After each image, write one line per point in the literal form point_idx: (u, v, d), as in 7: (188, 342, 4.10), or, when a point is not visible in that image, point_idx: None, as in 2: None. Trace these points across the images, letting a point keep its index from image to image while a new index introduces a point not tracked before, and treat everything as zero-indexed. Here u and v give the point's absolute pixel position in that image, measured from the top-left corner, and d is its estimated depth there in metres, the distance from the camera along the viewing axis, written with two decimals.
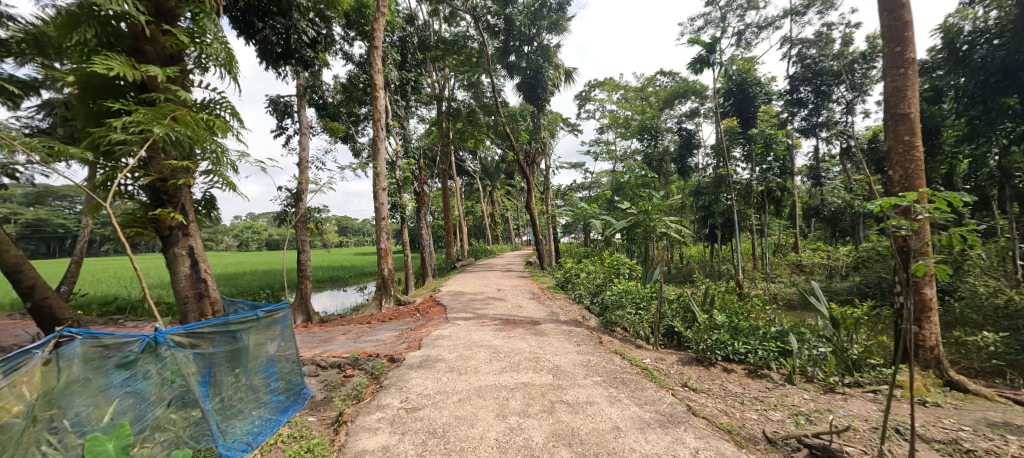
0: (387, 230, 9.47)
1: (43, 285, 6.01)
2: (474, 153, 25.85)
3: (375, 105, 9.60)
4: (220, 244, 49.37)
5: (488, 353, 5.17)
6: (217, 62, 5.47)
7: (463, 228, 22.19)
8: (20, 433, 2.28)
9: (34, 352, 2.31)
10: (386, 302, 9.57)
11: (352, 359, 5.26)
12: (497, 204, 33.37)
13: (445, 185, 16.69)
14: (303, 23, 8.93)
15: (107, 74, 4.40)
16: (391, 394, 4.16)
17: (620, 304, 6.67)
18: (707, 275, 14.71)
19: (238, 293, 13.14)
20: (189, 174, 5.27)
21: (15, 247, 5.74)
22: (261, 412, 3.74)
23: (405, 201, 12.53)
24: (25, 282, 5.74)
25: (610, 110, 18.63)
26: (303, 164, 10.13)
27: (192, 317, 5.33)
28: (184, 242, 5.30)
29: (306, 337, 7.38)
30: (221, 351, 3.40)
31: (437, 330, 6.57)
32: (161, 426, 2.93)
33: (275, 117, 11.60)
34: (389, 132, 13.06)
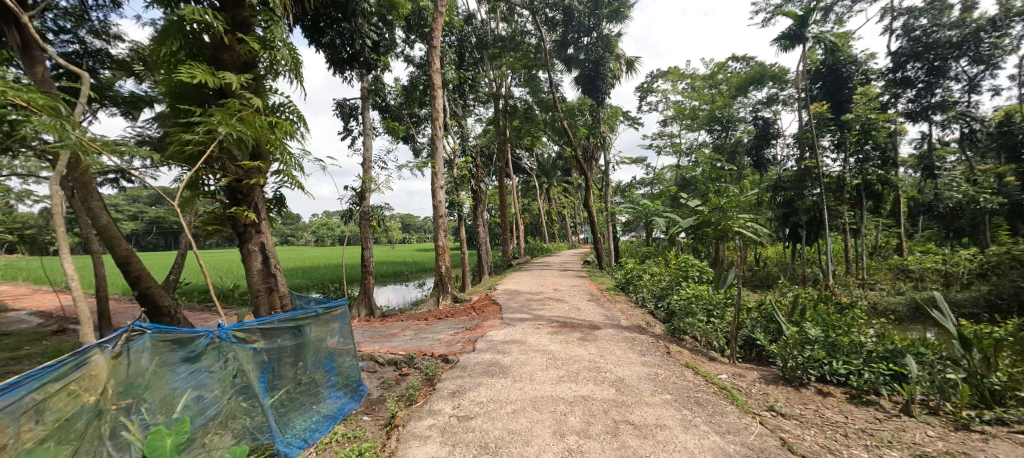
0: (445, 228, 9.50)
1: (147, 276, 6.64)
2: (531, 151, 25.61)
3: (434, 104, 9.66)
4: (300, 239, 53.93)
5: (545, 359, 4.88)
6: (286, 67, 5.66)
7: (520, 226, 22.06)
8: (90, 425, 2.31)
9: (104, 346, 2.33)
10: (444, 299, 9.59)
11: (407, 357, 5.21)
12: (553, 202, 32.84)
13: (501, 184, 16.56)
14: (366, 27, 9.16)
15: (190, 81, 4.67)
16: (444, 400, 4.01)
17: (688, 310, 6.04)
18: (788, 279, 13.23)
19: (309, 286, 13.96)
20: (261, 174, 5.53)
21: (127, 242, 6.33)
22: (319, 408, 3.73)
23: (462, 199, 12.58)
24: (133, 273, 6.34)
25: (675, 101, 17.45)
26: (367, 164, 10.47)
27: (264, 309, 5.61)
28: (257, 238, 5.58)
29: (367, 331, 7.55)
30: (282, 346, 3.40)
31: (491, 331, 6.37)
32: (221, 422, 2.92)
33: (342, 120, 12.13)
34: (448, 132, 13.17)
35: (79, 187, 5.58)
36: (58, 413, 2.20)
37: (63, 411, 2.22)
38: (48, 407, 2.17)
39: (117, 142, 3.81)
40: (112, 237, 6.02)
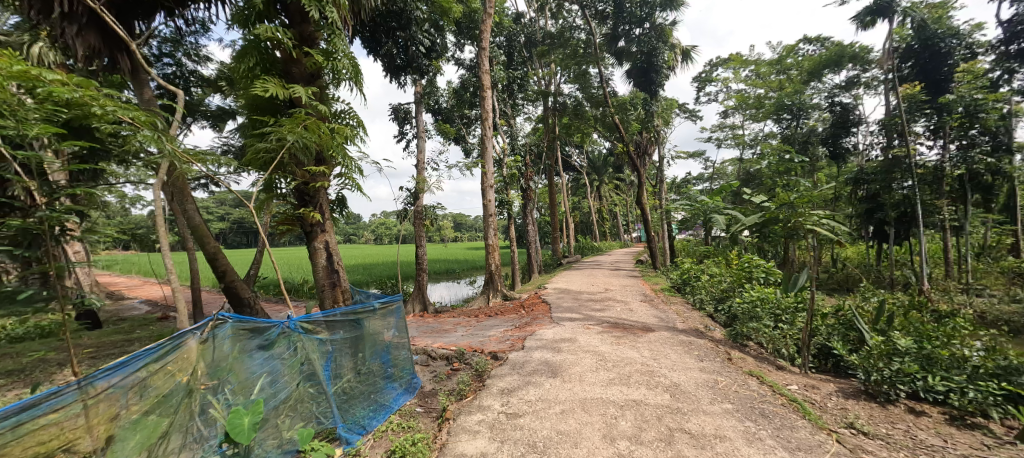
0: (495, 226, 9.59)
1: (231, 271, 7.29)
2: (581, 148, 25.21)
3: (484, 104, 9.75)
4: (362, 238, 57.25)
5: (594, 360, 4.75)
6: (347, 77, 5.97)
7: (570, 225, 21.79)
8: (183, 402, 2.35)
9: (196, 330, 2.39)
10: (494, 297, 9.68)
11: (458, 353, 5.30)
12: (604, 200, 32.11)
13: (551, 182, 16.43)
14: (420, 34, 9.43)
15: (264, 94, 5.07)
16: (493, 396, 4.03)
17: (752, 314, 5.60)
18: (871, 282, 11.91)
19: (368, 282, 14.68)
20: (326, 177, 5.89)
21: (215, 239, 6.98)
22: (376, 397, 3.87)
23: (511, 198, 12.61)
24: (220, 267, 6.98)
25: (737, 90, 16.37)
26: (421, 165, 10.81)
27: (328, 303, 5.97)
28: (322, 237, 5.94)
29: (421, 326, 7.78)
30: (341, 338, 3.56)
31: (541, 330, 6.31)
32: (289, 406, 3.06)
33: (397, 124, 12.64)
34: (498, 131, 13.26)
35: (178, 193, 6.24)
36: (156, 390, 2.24)
37: (160, 388, 2.25)
38: (149, 384, 2.20)
39: (204, 151, 4.19)
40: (203, 235, 6.67)
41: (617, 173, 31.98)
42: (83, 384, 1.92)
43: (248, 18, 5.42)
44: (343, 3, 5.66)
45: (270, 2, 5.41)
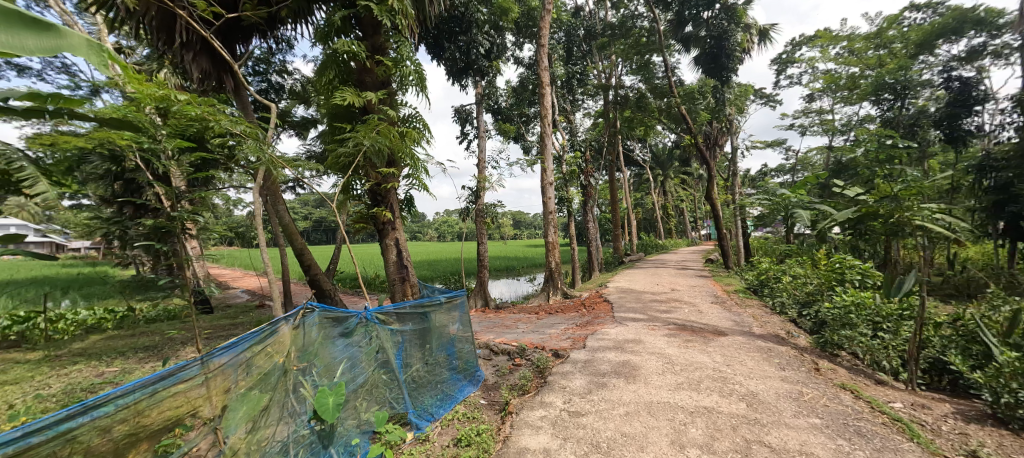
0: (555, 224, 9.55)
1: (315, 265, 7.98)
2: (644, 141, 24.24)
3: (543, 101, 9.70)
4: (427, 235, 59.99)
5: (661, 362, 4.57)
6: (414, 83, 6.25)
7: (633, 222, 21.09)
8: (280, 380, 2.58)
9: (289, 317, 2.64)
10: (554, 295, 9.64)
11: (520, 348, 5.36)
12: (670, 195, 30.61)
13: (612, 178, 15.98)
14: (481, 36, 9.61)
15: (341, 103, 5.48)
16: (555, 393, 4.03)
17: (845, 321, 5.00)
18: (998, 287, 10.17)
19: (433, 277, 15.30)
20: (396, 178, 6.24)
21: (301, 237, 7.69)
22: (442, 387, 4.04)
23: (571, 195, 12.44)
24: (305, 262, 7.68)
25: (824, 71, 14.76)
26: (482, 164, 11.04)
27: (398, 296, 6.32)
28: (392, 234, 6.30)
29: (483, 321, 7.96)
30: (411, 329, 3.76)
31: (603, 330, 6.20)
32: (365, 390, 3.27)
33: (459, 125, 13.02)
34: (557, 128, 13.14)
35: (271, 195, 6.94)
36: (259, 368, 2.45)
37: (262, 367, 2.47)
38: (254, 363, 2.42)
39: (294, 157, 4.64)
40: (291, 232, 7.37)
41: (684, 167, 30.31)
42: (206, 358, 2.12)
43: (327, 34, 5.87)
44: (410, 12, 5.92)
45: (347, 18, 5.83)
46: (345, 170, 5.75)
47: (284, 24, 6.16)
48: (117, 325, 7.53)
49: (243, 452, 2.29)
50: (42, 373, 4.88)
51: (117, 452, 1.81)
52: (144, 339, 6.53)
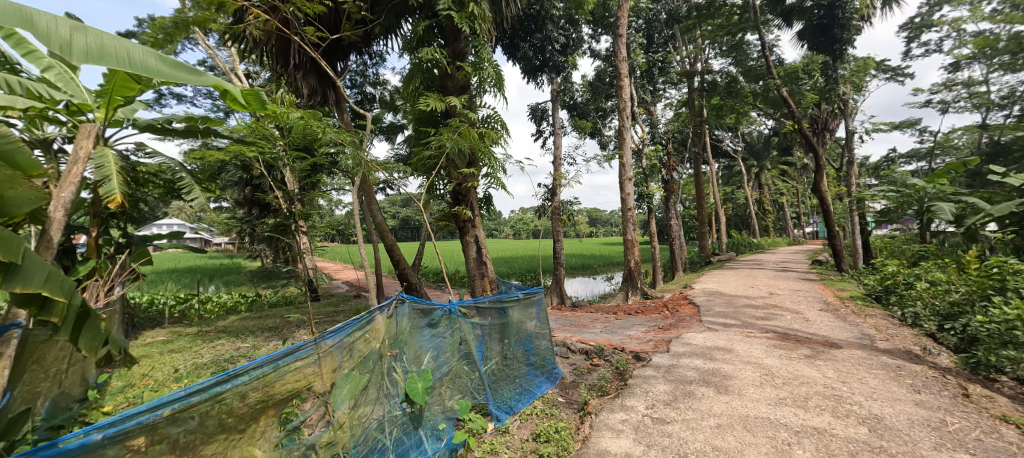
0: (634, 221, 9.18)
1: (402, 260, 8.57)
2: (735, 130, 22.15)
3: (621, 93, 9.32)
4: (503, 232, 61.44)
5: (758, 373, 4.17)
6: (492, 84, 6.37)
7: (722, 219, 19.46)
8: (377, 363, 2.81)
9: (384, 307, 2.87)
10: (633, 295, 9.26)
11: (598, 348, 5.23)
12: (766, 188, 27.66)
13: (698, 171, 14.89)
14: (556, 31, 9.53)
15: (426, 108, 5.80)
16: (637, 397, 3.88)
17: (1007, 339, 4.11)
18: None
19: (509, 274, 15.57)
20: (475, 178, 6.47)
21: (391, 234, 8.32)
22: (521, 382, 4.10)
23: (652, 190, 11.71)
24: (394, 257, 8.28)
25: (975, 33, 12.18)
26: (558, 161, 10.94)
27: (478, 291, 6.55)
28: (472, 232, 6.54)
29: (560, 319, 7.93)
30: (491, 323, 3.87)
31: (689, 334, 5.82)
32: (450, 378, 3.43)
33: (535, 123, 13.06)
34: (636, 121, 12.56)
35: (366, 197, 7.61)
36: (360, 351, 2.68)
37: (362, 351, 2.70)
38: (355, 347, 2.65)
39: (386, 160, 5.01)
40: (382, 230, 8.00)
41: (783, 157, 27.18)
42: (319, 339, 2.34)
43: (413, 45, 6.23)
44: (487, 16, 6.06)
45: (430, 27, 6.13)
46: (429, 171, 6.11)
47: (377, 39, 6.69)
48: (249, 307, 8.77)
49: (348, 426, 2.51)
50: (195, 345, 5.86)
51: (253, 415, 2.04)
52: (268, 321, 7.55)
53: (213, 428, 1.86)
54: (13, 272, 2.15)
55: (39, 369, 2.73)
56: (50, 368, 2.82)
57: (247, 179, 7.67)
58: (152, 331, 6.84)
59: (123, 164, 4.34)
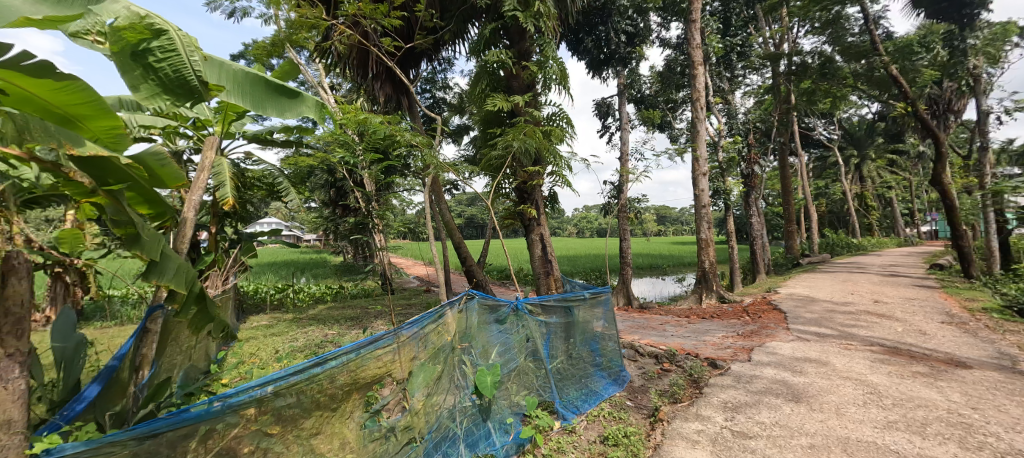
0: (709, 219, 8.61)
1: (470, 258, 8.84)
2: (830, 116, 19.80)
3: (695, 83, 8.74)
4: (565, 231, 61.00)
5: (860, 391, 3.71)
6: (558, 81, 6.30)
7: (813, 216, 17.53)
8: (449, 355, 2.93)
9: (455, 302, 2.98)
10: (708, 297, 8.69)
11: (670, 353, 4.98)
12: (869, 181, 24.43)
13: (784, 163, 13.56)
14: (623, 22, 9.18)
15: (493, 109, 5.91)
16: (714, 407, 3.64)
17: None
18: None
19: (574, 272, 15.37)
20: (540, 176, 6.49)
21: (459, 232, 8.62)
22: (587, 382, 4.05)
23: (729, 185, 10.87)
24: (461, 254, 8.57)
25: None
26: (625, 156, 10.57)
27: (543, 289, 6.55)
28: (537, 230, 6.56)
29: (627, 321, 7.68)
30: (557, 321, 3.86)
31: (774, 343, 5.33)
32: (517, 373, 3.48)
33: (601, 118, 12.75)
34: (711, 111, 11.75)
35: (435, 196, 7.95)
36: (433, 343, 2.80)
37: (436, 342, 2.83)
38: (430, 338, 2.77)
39: (455, 161, 5.18)
40: (451, 228, 8.30)
41: (891, 144, 23.81)
42: (398, 330, 2.49)
43: (480, 48, 6.38)
44: (552, 13, 6.01)
45: (496, 29, 6.23)
46: (496, 171, 6.24)
47: (446, 45, 6.95)
48: (333, 298, 9.59)
49: (424, 412, 2.66)
50: (291, 330, 6.56)
51: (343, 395, 2.22)
52: (349, 311, 8.21)
53: (309, 405, 2.04)
54: (156, 262, 2.43)
55: (177, 344, 3.15)
56: (184, 344, 3.27)
57: (331, 181, 8.39)
58: (256, 317, 7.76)
59: (233, 170, 4.94)
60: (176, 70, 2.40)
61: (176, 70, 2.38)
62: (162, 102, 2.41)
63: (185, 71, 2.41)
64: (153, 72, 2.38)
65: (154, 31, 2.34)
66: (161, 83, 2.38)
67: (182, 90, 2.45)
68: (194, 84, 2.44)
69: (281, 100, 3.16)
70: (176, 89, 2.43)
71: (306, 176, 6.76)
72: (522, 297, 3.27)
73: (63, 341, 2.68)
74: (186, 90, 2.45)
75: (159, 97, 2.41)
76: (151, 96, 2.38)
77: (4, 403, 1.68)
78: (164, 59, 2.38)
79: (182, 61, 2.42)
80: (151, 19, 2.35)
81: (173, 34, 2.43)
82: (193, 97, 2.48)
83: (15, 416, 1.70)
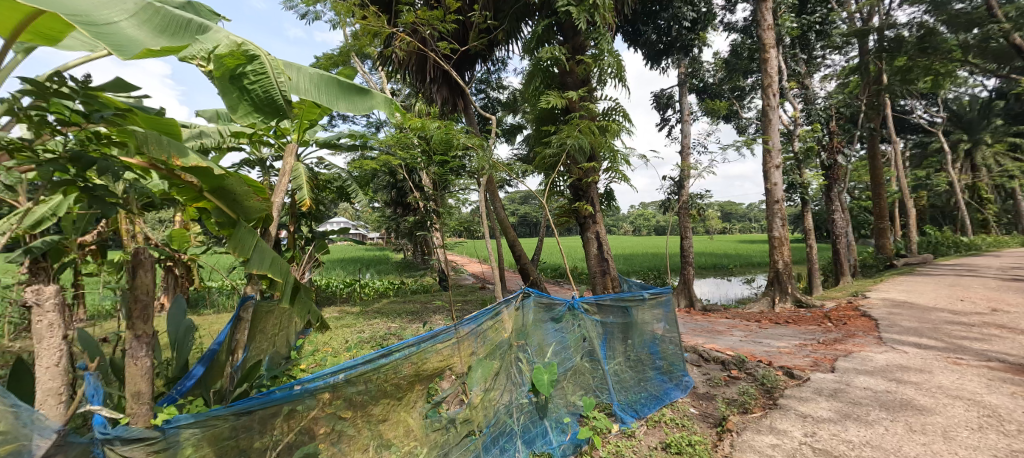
0: (783, 215, 7.93)
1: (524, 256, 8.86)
2: (932, 97, 17.39)
3: (767, 68, 8.06)
4: (621, 228, 59.43)
5: (973, 413, 3.23)
6: (614, 75, 6.10)
7: (910, 212, 15.53)
8: (506, 352, 2.95)
9: (511, 300, 3.01)
10: (782, 301, 8.02)
11: (739, 359, 4.66)
12: (983, 171, 21.17)
13: (874, 152, 12.13)
14: (684, 8, 8.65)
15: (547, 107, 5.86)
16: (791, 420, 3.35)
17: None
18: None
19: (631, 272, 14.89)
20: (596, 173, 6.35)
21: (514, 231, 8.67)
22: (648, 386, 3.90)
23: (807, 178, 9.93)
24: (516, 253, 8.62)
25: None
26: (686, 150, 10.04)
27: (599, 289, 6.40)
28: (593, 228, 6.43)
29: (690, 323, 7.29)
30: (615, 322, 3.75)
31: (862, 353, 4.80)
32: (574, 373, 3.43)
33: (659, 111, 12.22)
34: (785, 98, 10.80)
35: (490, 195, 8.07)
36: (491, 339, 2.84)
37: (494, 339, 2.86)
38: (488, 334, 2.81)
39: (510, 160, 5.21)
40: (506, 226, 8.37)
41: (1013, 126, 20.42)
42: (458, 325, 2.55)
43: (533, 46, 6.35)
44: (608, 3, 5.82)
45: (549, 26, 6.17)
46: (550, 168, 6.21)
47: (500, 45, 7.01)
48: (395, 293, 10.08)
49: (482, 406, 2.70)
50: (358, 322, 6.98)
51: (408, 386, 2.31)
52: (410, 306, 8.57)
53: (377, 393, 2.15)
54: (252, 256, 2.67)
55: (265, 332, 3.46)
56: (271, 331, 3.57)
57: (393, 182, 8.80)
58: (327, 309, 8.36)
59: (308, 173, 5.33)
60: (265, 92, 2.43)
61: (265, 91, 2.42)
62: (255, 120, 2.50)
63: (273, 90, 2.44)
64: (247, 94, 2.46)
65: (249, 56, 2.43)
66: (252, 102, 2.44)
67: (271, 108, 2.49)
68: (280, 102, 2.45)
69: (355, 100, 3.29)
70: (266, 108, 2.49)
71: (370, 178, 7.15)
72: (579, 296, 3.22)
73: (176, 326, 3.06)
74: (274, 109, 2.48)
75: (254, 114, 2.50)
76: (247, 114, 2.48)
77: (134, 377, 1.88)
78: (256, 82, 2.44)
79: (271, 83, 2.44)
80: (247, 47, 2.45)
81: (266, 58, 2.49)
82: (280, 115, 2.50)
83: (143, 388, 1.90)
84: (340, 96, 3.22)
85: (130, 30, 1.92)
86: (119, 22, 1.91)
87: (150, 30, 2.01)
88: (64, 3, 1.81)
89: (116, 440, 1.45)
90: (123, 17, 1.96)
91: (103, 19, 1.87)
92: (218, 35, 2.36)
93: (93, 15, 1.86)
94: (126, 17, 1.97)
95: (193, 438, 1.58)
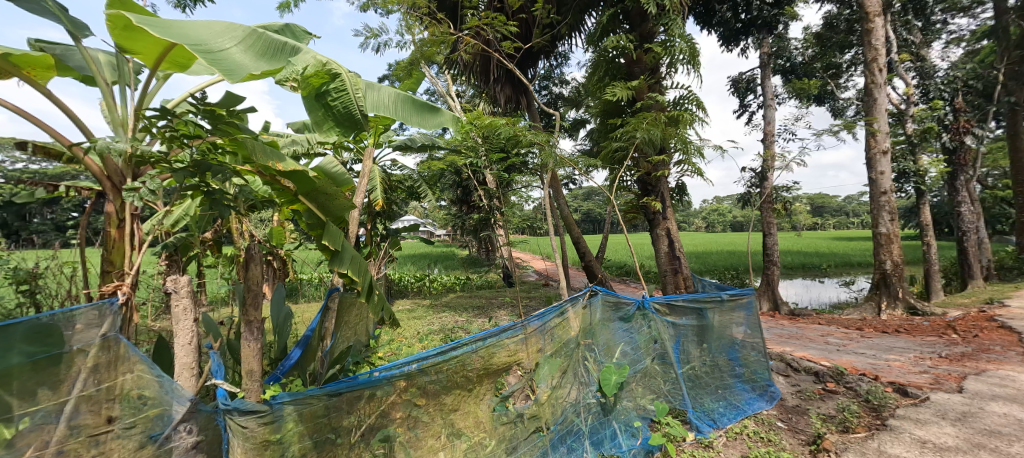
0: (891, 209, 6.94)
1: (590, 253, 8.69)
2: None
3: (870, 40, 7.07)
4: (693, 224, 56.05)
5: None
6: (686, 61, 5.73)
7: None
8: (574, 350, 2.91)
9: (578, 298, 2.96)
10: (889, 307, 7.04)
11: (837, 371, 4.16)
12: None
13: (1015, 131, 10.16)
14: None
15: (612, 100, 5.67)
16: (905, 445, 2.92)
17: None
18: None
19: (705, 271, 13.98)
20: (666, 166, 6.03)
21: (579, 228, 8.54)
22: (726, 394, 3.64)
23: (923, 165, 8.59)
24: (581, 250, 8.48)
25: None
26: (769, 138, 9.19)
27: (670, 288, 6.08)
28: (664, 224, 6.13)
29: (775, 328, 6.67)
30: (689, 323, 3.53)
31: (1000, 372, 4.05)
32: (645, 376, 3.30)
33: (737, 97, 11.31)
34: (894, 73, 9.41)
35: (555, 191, 8.02)
36: (558, 336, 2.82)
37: (561, 336, 2.84)
38: (556, 330, 2.80)
39: (575, 155, 5.12)
40: (570, 223, 8.27)
41: None
42: (526, 322, 2.56)
43: (598, 37, 6.18)
44: None
45: (615, 16, 5.96)
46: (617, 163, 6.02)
47: (563, 39, 6.92)
48: (462, 287, 10.43)
49: (550, 403, 2.70)
50: (429, 315, 7.32)
51: (477, 379, 2.37)
52: (477, 301, 8.81)
53: (448, 383, 2.23)
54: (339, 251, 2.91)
55: (349, 322, 3.75)
56: (353, 321, 3.86)
57: (459, 181, 9.10)
58: (401, 301, 8.87)
59: (382, 174, 5.67)
60: (346, 108, 2.61)
61: (345, 107, 2.59)
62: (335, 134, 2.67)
63: (352, 106, 2.61)
64: (330, 110, 2.64)
65: (332, 75, 2.59)
66: (333, 117, 2.61)
67: (349, 122, 2.65)
68: (358, 117, 2.61)
69: (425, 118, 3.47)
70: (345, 122, 2.65)
71: (439, 177, 7.46)
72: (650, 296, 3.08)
73: (277, 313, 3.41)
74: (352, 122, 2.64)
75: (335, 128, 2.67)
76: (329, 128, 2.66)
77: (248, 356, 2.12)
78: (338, 98, 2.62)
79: (352, 99, 2.61)
80: (331, 66, 2.62)
81: (346, 76, 2.65)
82: (357, 128, 2.66)
83: (255, 367, 2.15)
84: (413, 112, 3.40)
85: (239, 55, 2.20)
86: (231, 49, 2.19)
87: (253, 54, 2.30)
88: (189, 35, 2.11)
89: (234, 411, 1.64)
90: (233, 44, 2.24)
91: (218, 46, 2.16)
92: (306, 56, 2.57)
93: (211, 43, 2.15)
94: (236, 44, 2.25)
95: (293, 414, 1.75)
